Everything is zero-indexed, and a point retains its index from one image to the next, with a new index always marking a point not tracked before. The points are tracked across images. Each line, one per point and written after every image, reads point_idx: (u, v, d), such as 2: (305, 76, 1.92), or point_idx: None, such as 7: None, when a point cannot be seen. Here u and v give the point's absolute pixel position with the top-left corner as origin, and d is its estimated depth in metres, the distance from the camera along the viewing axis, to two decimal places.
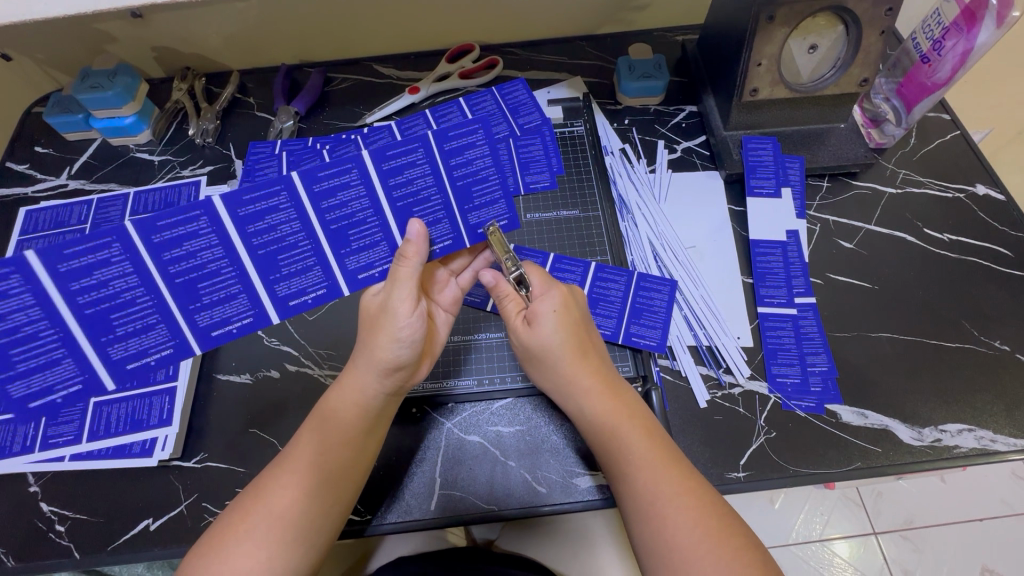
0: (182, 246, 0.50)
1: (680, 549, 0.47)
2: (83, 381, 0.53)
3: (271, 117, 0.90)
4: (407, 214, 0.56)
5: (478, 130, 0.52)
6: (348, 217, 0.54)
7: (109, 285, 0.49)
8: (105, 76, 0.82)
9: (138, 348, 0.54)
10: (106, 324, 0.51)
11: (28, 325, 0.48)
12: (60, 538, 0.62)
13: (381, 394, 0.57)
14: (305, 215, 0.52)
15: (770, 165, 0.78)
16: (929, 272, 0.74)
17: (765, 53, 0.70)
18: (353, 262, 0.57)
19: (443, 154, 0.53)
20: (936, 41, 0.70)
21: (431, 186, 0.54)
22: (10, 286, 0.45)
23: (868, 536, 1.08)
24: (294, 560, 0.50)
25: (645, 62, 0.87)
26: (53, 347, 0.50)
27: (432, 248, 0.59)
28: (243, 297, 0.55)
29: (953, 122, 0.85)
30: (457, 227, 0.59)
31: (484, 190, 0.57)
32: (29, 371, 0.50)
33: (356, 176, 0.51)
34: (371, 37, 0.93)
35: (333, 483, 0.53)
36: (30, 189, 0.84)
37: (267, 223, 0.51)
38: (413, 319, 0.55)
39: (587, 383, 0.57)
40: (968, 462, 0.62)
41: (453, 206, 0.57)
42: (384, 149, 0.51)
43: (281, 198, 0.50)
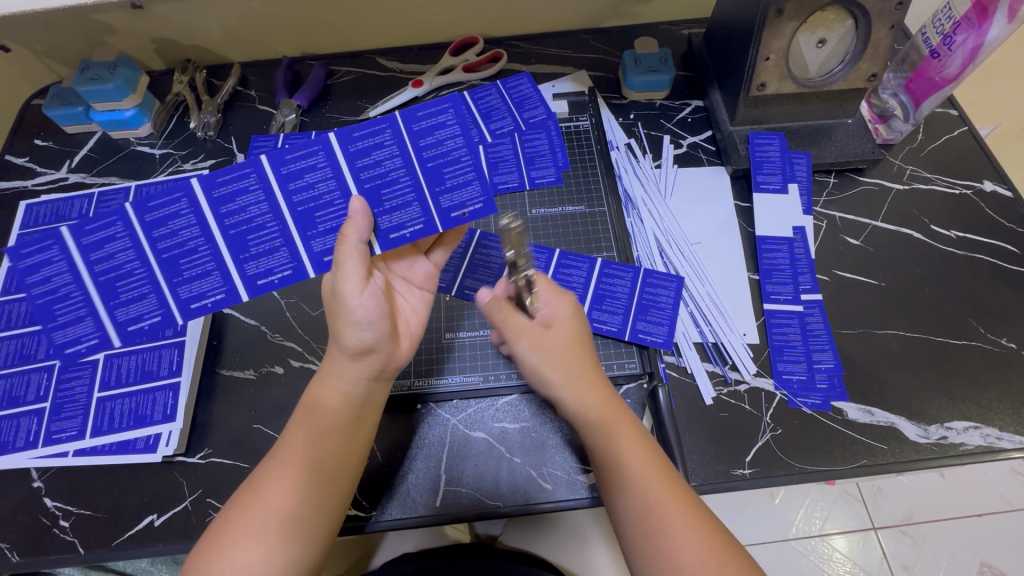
0: (167, 226, 0.52)
1: (681, 567, 0.47)
2: (97, 338, 0.55)
3: (273, 110, 0.89)
4: (375, 196, 0.54)
5: (447, 109, 0.54)
6: (315, 198, 0.53)
7: (114, 258, 0.52)
8: (105, 68, 0.81)
9: (135, 313, 0.55)
10: (112, 290, 0.53)
11: (64, 286, 0.52)
12: (65, 534, 0.62)
13: (364, 380, 0.54)
14: (273, 198, 0.53)
15: (776, 160, 0.78)
16: (936, 269, 0.73)
17: (773, 47, 0.69)
18: (319, 245, 0.55)
19: (411, 134, 0.53)
20: (946, 36, 0.69)
21: (399, 167, 0.54)
22: (51, 255, 0.51)
23: (868, 532, 1.08)
24: (294, 553, 0.50)
25: (651, 55, 0.86)
26: (76, 305, 0.53)
27: (400, 234, 0.56)
28: (218, 273, 0.54)
29: (961, 118, 0.85)
30: (429, 212, 0.56)
31: (454, 171, 0.55)
32: (64, 323, 0.54)
33: (324, 158, 0.53)
34: (374, 29, 0.92)
35: (330, 476, 0.52)
36: (31, 182, 0.84)
37: (237, 205, 0.53)
38: (365, 297, 0.52)
39: (592, 395, 0.56)
40: (975, 459, 0.62)
41: (423, 186, 0.55)
42: (350, 129, 0.52)
43: (251, 179, 0.52)
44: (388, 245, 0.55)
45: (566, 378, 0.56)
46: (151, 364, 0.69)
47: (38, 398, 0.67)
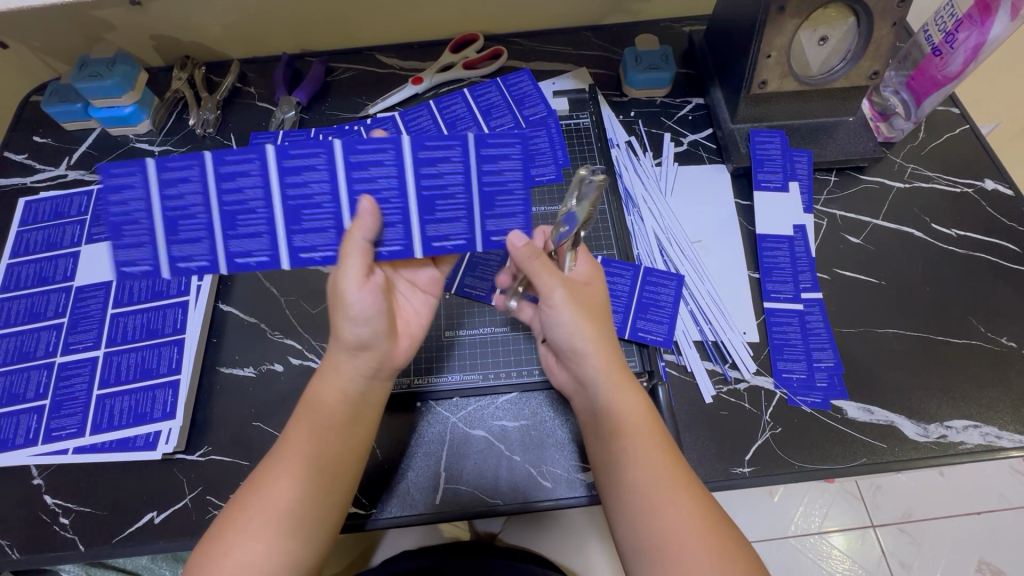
0: (179, 186, 0.50)
1: (680, 540, 0.47)
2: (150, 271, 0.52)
3: (272, 107, 0.89)
4: (428, 206, 0.52)
5: (516, 144, 0.52)
6: (373, 191, 0.51)
7: (183, 199, 0.50)
8: (103, 64, 0.81)
9: (130, 261, 0.52)
10: (173, 229, 0.51)
11: (139, 211, 0.50)
12: (65, 531, 0.62)
13: (359, 377, 0.55)
14: (336, 178, 0.50)
15: (777, 158, 0.78)
16: (937, 268, 0.73)
17: (775, 44, 0.68)
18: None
19: (479, 159, 0.51)
20: (948, 33, 0.69)
21: (460, 184, 0.52)
22: (132, 181, 0.49)
23: (867, 529, 1.08)
24: (295, 549, 0.50)
25: (651, 53, 0.86)
26: (140, 233, 0.51)
27: (442, 244, 0.54)
28: (208, 242, 0.52)
29: (963, 117, 0.85)
30: (473, 232, 0.54)
31: (508, 201, 0.53)
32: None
33: (392, 156, 0.50)
34: (374, 26, 0.91)
35: (327, 472, 0.52)
36: (30, 179, 0.83)
37: (301, 178, 0.50)
38: (363, 294, 0.51)
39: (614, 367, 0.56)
40: (974, 458, 0.62)
41: (476, 209, 0.53)
42: (425, 139, 0.49)
43: (320, 159, 0.50)
44: (428, 253, 0.54)
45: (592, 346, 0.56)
46: (151, 361, 0.69)
47: (37, 396, 0.67)
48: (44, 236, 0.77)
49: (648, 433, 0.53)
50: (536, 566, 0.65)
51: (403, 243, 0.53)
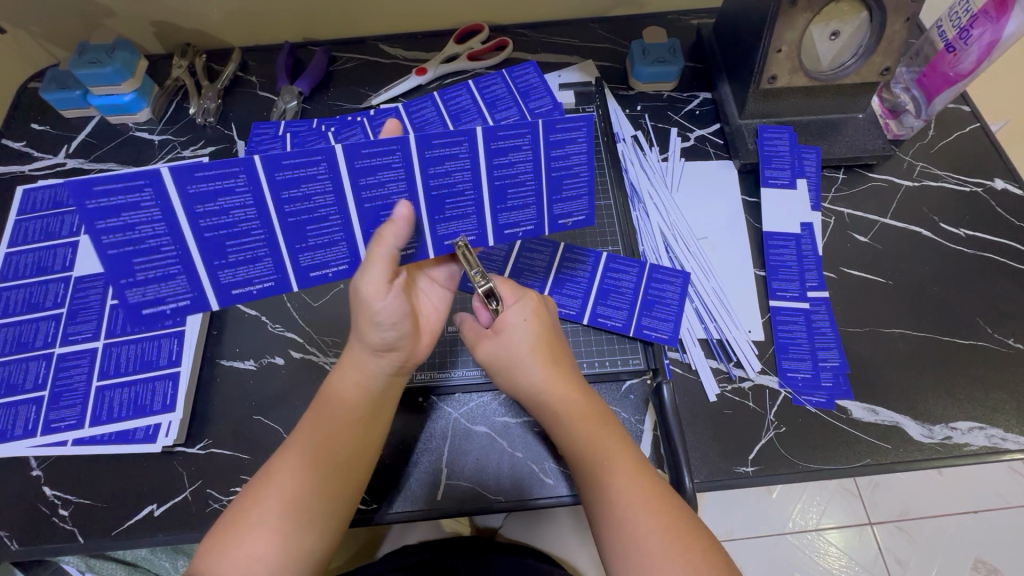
0: (300, 188, 0.49)
1: (643, 533, 0.47)
2: (190, 298, 0.53)
3: (274, 97, 0.87)
4: (499, 195, 0.55)
5: (582, 128, 0.52)
6: (449, 186, 0.53)
7: (229, 214, 0.49)
8: (103, 51, 0.79)
9: (244, 277, 0.53)
10: (221, 249, 0.51)
11: (152, 238, 0.48)
12: (64, 522, 0.61)
13: (382, 375, 0.55)
14: (413, 177, 0.51)
15: (785, 155, 0.77)
16: (945, 268, 0.72)
17: (786, 39, 0.67)
18: (443, 228, 0.56)
19: (547, 145, 0.52)
20: (962, 29, 0.67)
21: (529, 171, 0.54)
22: (141, 199, 0.46)
23: (864, 526, 1.08)
24: (309, 542, 0.49)
25: (659, 45, 0.84)
26: (171, 263, 0.50)
27: (513, 230, 0.58)
28: (344, 244, 0.54)
29: (973, 114, 0.84)
30: (541, 215, 0.57)
31: (574, 185, 0.55)
32: (146, 281, 0.50)
33: (466, 149, 0.51)
34: (376, 15, 0.90)
35: (345, 465, 0.52)
36: (28, 166, 0.83)
37: (377, 179, 0.50)
38: (390, 299, 0.51)
39: (562, 392, 0.55)
40: (978, 460, 0.62)
41: (544, 194, 0.56)
42: (497, 129, 0.50)
43: (395, 157, 0.49)
44: (500, 239, 0.58)
45: (536, 375, 0.55)
46: (151, 353, 0.68)
47: (36, 387, 0.66)
48: (42, 225, 0.77)
49: (583, 422, 0.54)
50: (537, 561, 0.65)
51: (479, 231, 0.57)
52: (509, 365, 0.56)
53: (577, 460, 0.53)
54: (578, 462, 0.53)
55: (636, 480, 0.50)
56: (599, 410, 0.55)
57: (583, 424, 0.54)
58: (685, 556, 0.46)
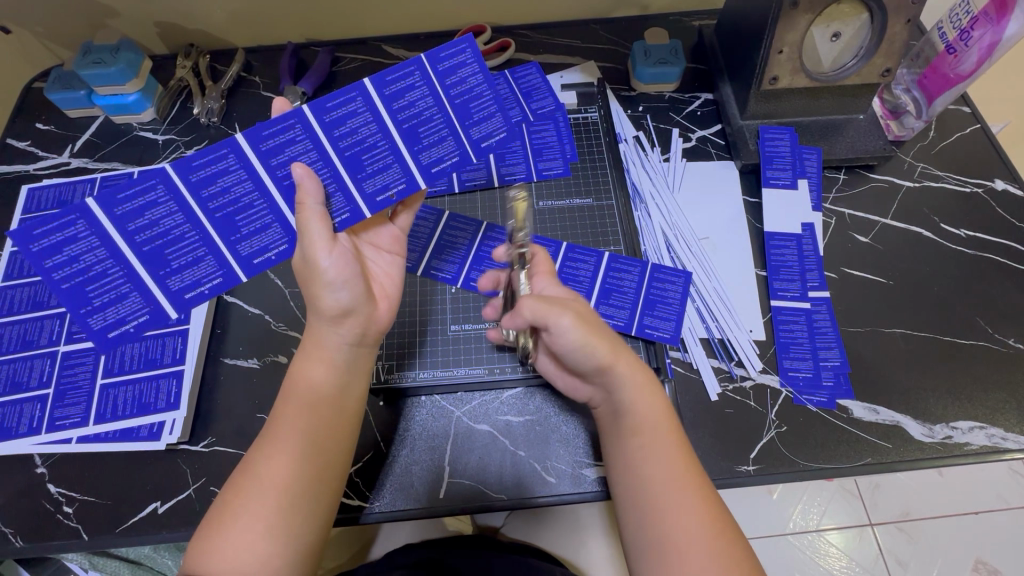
0: (286, 151, 0.52)
1: (695, 530, 0.47)
2: (149, 312, 0.54)
3: (277, 97, 0.88)
4: (412, 136, 0.55)
5: (466, 49, 0.55)
6: (358, 142, 0.54)
7: (159, 224, 0.51)
8: (107, 51, 0.80)
9: (193, 279, 0.54)
10: (163, 259, 0.53)
11: (98, 263, 0.51)
12: (69, 520, 0.62)
13: (347, 345, 0.56)
14: (321, 143, 0.53)
15: (787, 156, 0.77)
16: (946, 269, 0.73)
17: (787, 40, 0.68)
18: (370, 185, 0.56)
19: (438, 76, 0.54)
20: (963, 31, 0.68)
21: (432, 106, 0.55)
22: (77, 231, 0.50)
23: (864, 527, 1.08)
24: (296, 529, 0.49)
25: (661, 46, 0.85)
26: (119, 282, 0.53)
27: (440, 167, 0.58)
28: (277, 225, 0.55)
29: (974, 116, 0.84)
30: (463, 146, 0.57)
31: (481, 106, 0.56)
32: (103, 305, 0.53)
33: (363, 103, 0.53)
34: (379, 16, 0.90)
35: (322, 446, 0.52)
36: (33, 166, 0.83)
37: (288, 154, 0.52)
38: (334, 258, 0.53)
39: (641, 378, 0.55)
40: (978, 459, 0.62)
41: (454, 122, 0.56)
42: (384, 74, 0.53)
43: (296, 130, 0.52)
44: (429, 180, 0.58)
45: (619, 353, 0.54)
46: (154, 351, 0.68)
47: (41, 384, 0.67)
48: None
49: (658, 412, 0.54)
50: (539, 560, 0.66)
51: (406, 180, 0.57)
52: (592, 325, 0.55)
53: (647, 443, 0.52)
54: (648, 445, 0.52)
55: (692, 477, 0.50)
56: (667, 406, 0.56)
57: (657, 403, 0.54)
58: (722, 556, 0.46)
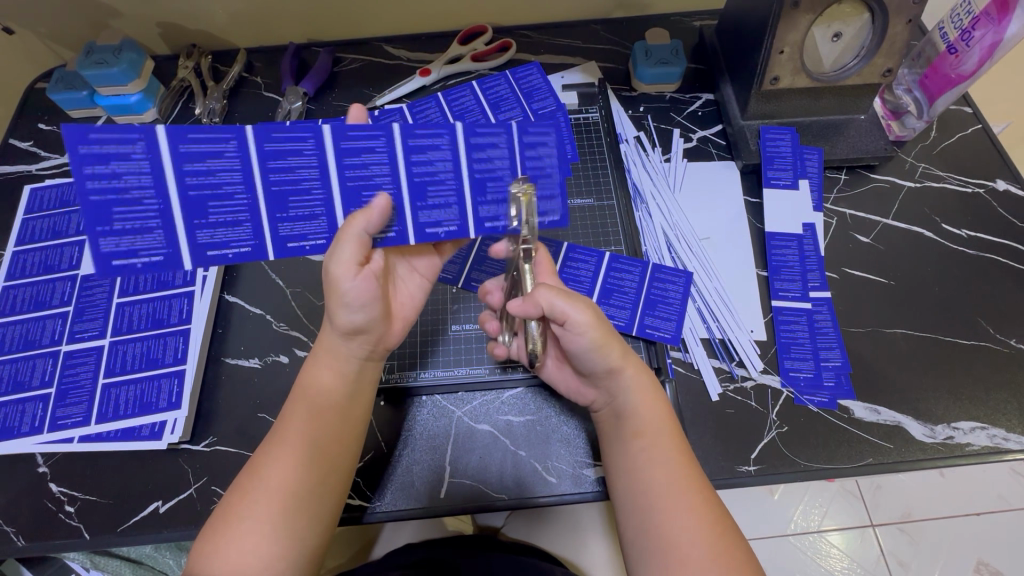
0: (360, 157, 0.49)
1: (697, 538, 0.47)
2: (164, 255, 0.48)
3: (279, 97, 0.88)
4: (419, 191, 0.52)
5: (551, 133, 0.54)
6: (366, 180, 0.50)
7: (217, 177, 0.47)
8: (110, 52, 0.80)
9: (222, 240, 0.49)
10: (201, 209, 0.47)
11: (138, 189, 0.45)
12: (70, 519, 0.62)
13: (356, 358, 0.56)
14: (327, 175, 0.49)
15: (788, 156, 0.77)
16: (947, 269, 0.73)
17: (788, 40, 0.68)
18: (425, 216, 0.53)
19: (470, 147, 0.51)
20: (964, 31, 0.68)
21: (449, 171, 0.52)
22: (131, 151, 0.44)
23: (865, 528, 1.08)
24: (301, 531, 0.50)
25: (662, 47, 0.85)
26: (152, 215, 0.46)
27: (493, 225, 0.54)
28: (324, 219, 0.51)
29: (975, 116, 0.84)
30: (466, 218, 0.54)
31: (499, 187, 0.53)
32: (122, 232, 0.46)
33: (447, 142, 0.51)
34: (380, 16, 0.90)
35: (328, 449, 0.53)
36: (35, 166, 0.83)
37: (361, 161, 0.49)
38: (358, 281, 0.51)
39: (647, 382, 0.55)
40: (979, 460, 0.62)
41: (466, 196, 0.53)
42: (415, 127, 0.49)
43: (381, 141, 0.49)
44: (422, 239, 0.53)
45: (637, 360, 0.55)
46: (156, 351, 0.69)
47: (43, 384, 0.67)
48: (49, 224, 0.77)
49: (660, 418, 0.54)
50: (540, 560, 0.66)
51: (459, 223, 0.54)
52: (609, 330, 0.55)
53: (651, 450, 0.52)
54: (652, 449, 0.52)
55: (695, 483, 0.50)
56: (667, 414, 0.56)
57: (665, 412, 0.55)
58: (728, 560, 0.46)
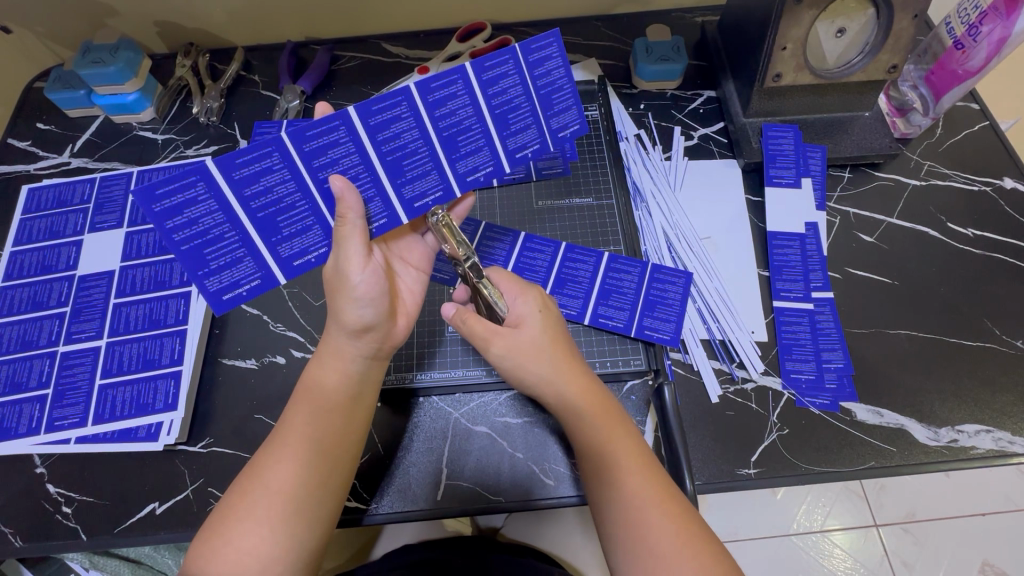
0: (391, 128, 0.51)
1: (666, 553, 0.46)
2: (261, 277, 0.55)
3: (277, 95, 0.87)
4: (503, 122, 0.54)
5: (553, 44, 0.52)
6: (456, 124, 0.53)
7: (339, 164, 0.51)
8: (106, 51, 0.79)
9: (301, 247, 0.55)
10: (275, 226, 0.52)
11: (288, 196, 0.51)
12: (68, 520, 0.62)
13: (360, 358, 0.55)
14: (423, 123, 0.52)
15: (790, 154, 0.76)
16: (953, 269, 0.71)
17: (791, 36, 0.66)
18: (463, 166, 0.56)
19: (528, 66, 0.52)
20: (971, 26, 0.66)
21: (521, 94, 0.53)
22: (272, 163, 0.49)
23: (870, 528, 1.07)
24: (298, 536, 0.49)
25: (663, 43, 0.84)
26: (306, 216, 0.53)
27: (524, 153, 0.57)
28: (378, 200, 0.55)
29: (982, 113, 0.82)
30: (544, 134, 0.57)
31: (562, 97, 0.55)
32: (219, 269, 0.52)
33: (462, 86, 0.51)
34: (378, 13, 0.89)
35: (330, 455, 0.52)
36: (33, 166, 0.83)
37: (392, 131, 0.51)
38: (367, 274, 0.52)
39: (576, 387, 0.54)
40: (985, 463, 0.61)
41: (538, 113, 0.55)
42: (483, 59, 0.50)
43: (402, 108, 0.50)
44: (514, 165, 0.57)
45: (553, 370, 0.54)
46: (153, 352, 0.68)
47: (40, 384, 0.67)
48: (47, 224, 0.77)
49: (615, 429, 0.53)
50: (538, 561, 0.65)
51: (494, 163, 0.57)
52: (521, 359, 0.55)
53: (590, 458, 0.52)
54: (594, 461, 0.52)
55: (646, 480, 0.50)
56: (613, 408, 0.55)
57: (595, 416, 0.53)
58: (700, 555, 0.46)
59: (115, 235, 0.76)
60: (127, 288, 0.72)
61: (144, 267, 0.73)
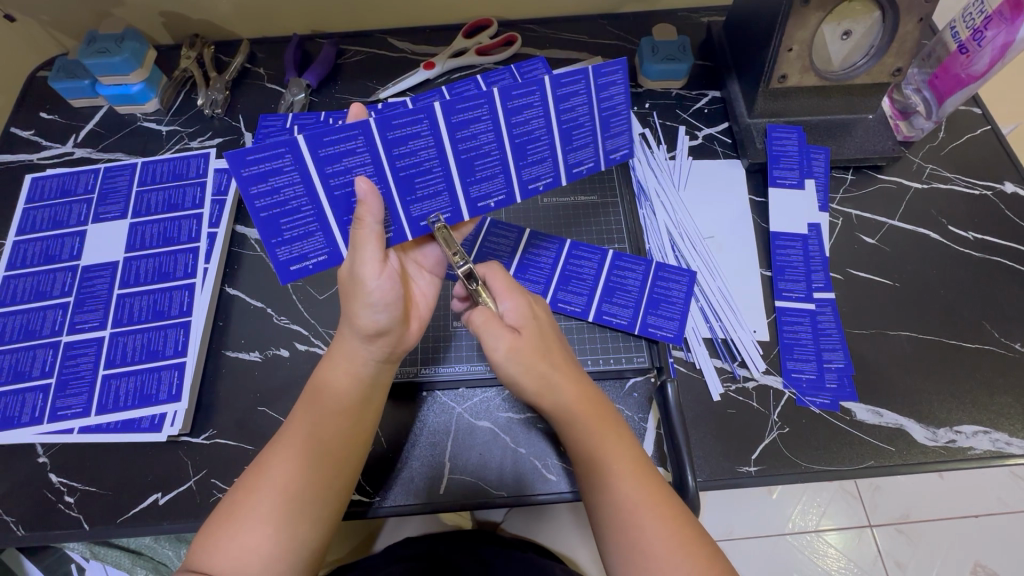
0: (469, 129, 0.52)
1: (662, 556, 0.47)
2: (327, 253, 0.56)
3: (282, 89, 0.87)
4: (567, 137, 0.55)
5: (619, 71, 0.52)
6: (529, 133, 0.54)
7: (416, 156, 0.52)
8: (112, 41, 0.79)
9: None
10: (349, 205, 0.53)
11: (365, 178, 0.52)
12: (70, 509, 0.62)
13: (372, 361, 0.55)
14: (500, 127, 0.53)
15: (794, 155, 0.76)
16: (952, 272, 0.72)
17: (797, 38, 0.67)
18: (527, 173, 0.58)
19: (597, 88, 0.53)
20: (976, 30, 0.66)
21: (587, 114, 0.54)
22: (355, 146, 0.50)
23: (863, 528, 1.08)
24: (301, 535, 0.49)
25: (669, 43, 0.84)
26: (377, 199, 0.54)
27: (580, 169, 0.59)
28: (445, 195, 0.56)
29: (984, 117, 0.83)
30: (600, 154, 0.59)
31: (622, 122, 0.57)
32: (292, 240, 0.53)
33: (539, 98, 0.52)
34: (384, 8, 0.89)
35: (333, 456, 0.52)
36: (37, 155, 0.83)
37: (470, 132, 0.52)
38: (382, 279, 0.52)
39: (573, 393, 0.54)
40: (981, 464, 0.62)
41: (598, 135, 0.57)
42: (561, 76, 0.51)
43: (483, 110, 0.51)
44: (571, 179, 0.60)
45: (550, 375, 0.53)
46: (157, 343, 0.68)
47: (43, 374, 0.67)
48: (51, 214, 0.77)
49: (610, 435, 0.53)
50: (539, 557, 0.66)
51: (555, 174, 0.59)
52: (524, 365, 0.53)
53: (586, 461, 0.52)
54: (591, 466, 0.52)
55: (641, 484, 0.50)
56: (607, 413, 0.54)
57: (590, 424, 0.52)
58: (693, 557, 0.47)
59: (119, 226, 0.75)
60: (131, 279, 0.72)
61: (148, 258, 0.73)
